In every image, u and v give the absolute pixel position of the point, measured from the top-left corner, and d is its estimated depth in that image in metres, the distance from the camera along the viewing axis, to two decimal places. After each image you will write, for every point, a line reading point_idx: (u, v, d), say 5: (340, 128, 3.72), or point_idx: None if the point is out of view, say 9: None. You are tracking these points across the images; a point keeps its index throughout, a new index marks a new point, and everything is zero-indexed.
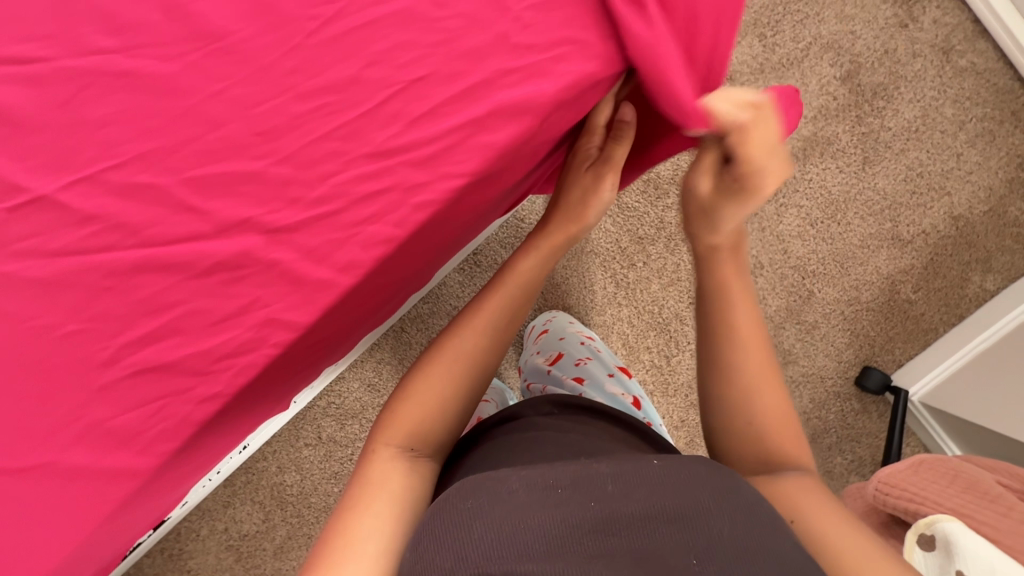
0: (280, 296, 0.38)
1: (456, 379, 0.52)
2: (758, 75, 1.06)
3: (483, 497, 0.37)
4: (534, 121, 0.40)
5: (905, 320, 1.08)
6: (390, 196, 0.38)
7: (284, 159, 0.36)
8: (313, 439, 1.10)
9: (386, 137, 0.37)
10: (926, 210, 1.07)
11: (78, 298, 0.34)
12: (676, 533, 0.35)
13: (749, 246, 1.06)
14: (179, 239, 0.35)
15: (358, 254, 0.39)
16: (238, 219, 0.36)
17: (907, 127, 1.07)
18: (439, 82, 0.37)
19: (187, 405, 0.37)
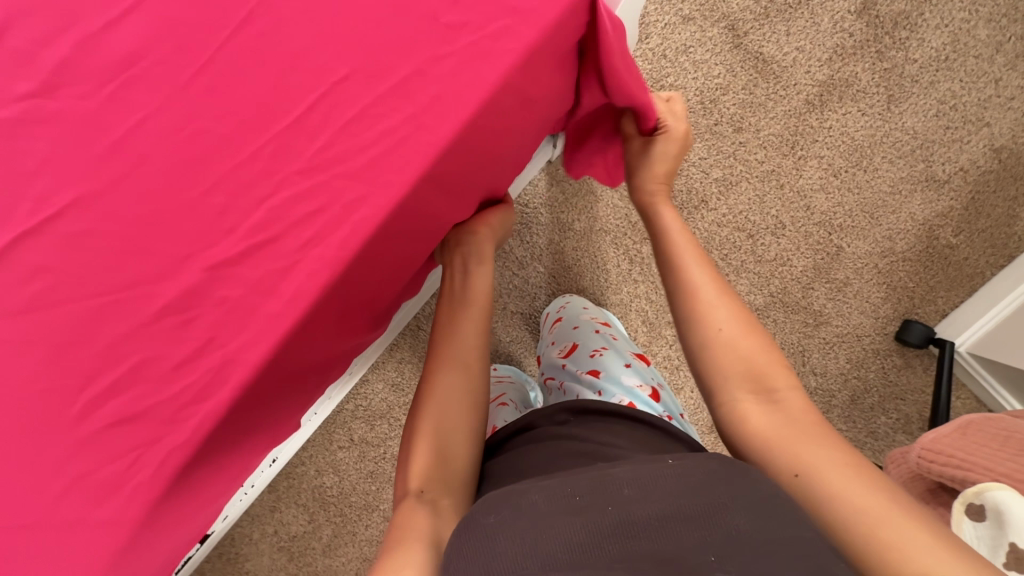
0: (245, 330, 0.37)
1: (451, 412, 0.54)
2: (763, 21, 0.98)
3: (506, 511, 0.37)
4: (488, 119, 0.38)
5: (947, 267, 1.00)
6: (346, 215, 0.37)
7: (234, 192, 0.36)
8: (346, 442, 1.13)
9: (334, 158, 0.37)
10: (965, 144, 0.98)
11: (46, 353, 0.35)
12: (693, 531, 0.33)
13: (768, 206, 1.01)
14: (136, 283, 0.35)
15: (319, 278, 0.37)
16: (194, 257, 0.36)
17: (934, 57, 0.97)
18: (376, 94, 0.37)
19: (159, 459, 0.36)
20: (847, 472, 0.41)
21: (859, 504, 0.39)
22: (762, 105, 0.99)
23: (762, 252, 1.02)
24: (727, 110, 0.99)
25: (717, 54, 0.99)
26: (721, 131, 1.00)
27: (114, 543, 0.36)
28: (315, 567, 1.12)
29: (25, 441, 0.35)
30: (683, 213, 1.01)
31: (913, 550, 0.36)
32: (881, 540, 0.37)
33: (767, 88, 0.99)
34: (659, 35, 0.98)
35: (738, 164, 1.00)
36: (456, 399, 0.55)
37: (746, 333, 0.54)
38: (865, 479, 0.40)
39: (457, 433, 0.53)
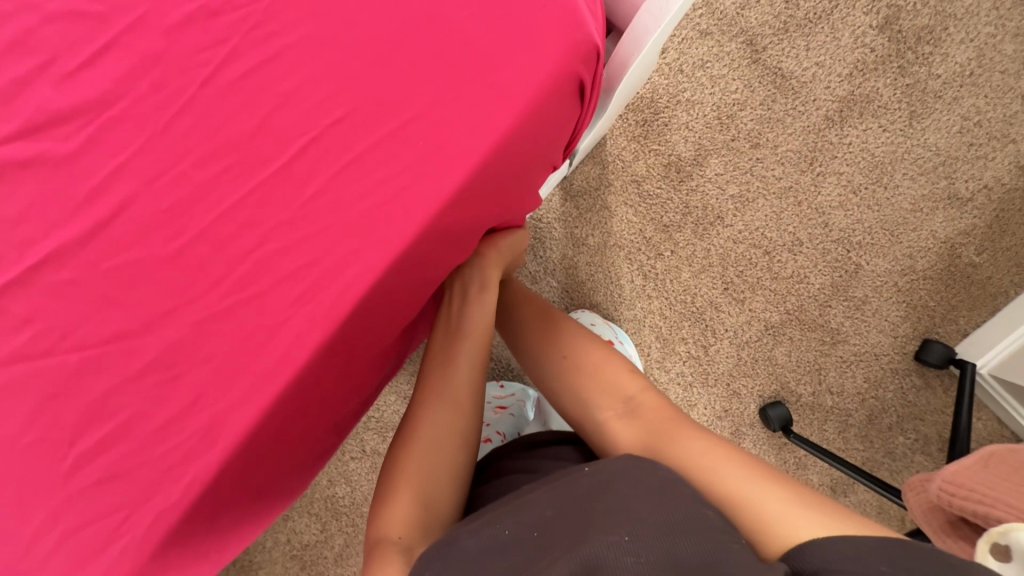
0: (273, 357, 0.39)
1: (434, 448, 0.52)
2: (782, 36, 0.97)
3: (436, 564, 0.40)
4: (490, 157, 0.42)
5: (969, 286, 0.98)
6: (367, 253, 0.40)
7: (273, 242, 0.40)
8: (359, 452, 1.17)
9: (354, 196, 0.40)
10: (989, 162, 0.96)
11: (81, 377, 0.38)
12: (606, 521, 0.37)
13: (785, 223, 1.00)
14: (170, 313, 0.39)
15: (341, 310, 0.40)
16: (224, 288, 0.39)
17: (959, 72, 0.95)
18: (399, 138, 0.41)
19: (189, 476, 0.39)
20: (710, 451, 0.45)
21: (723, 476, 0.42)
22: (780, 121, 0.98)
23: (778, 269, 1.01)
24: (744, 125, 0.98)
25: (734, 69, 0.98)
26: (738, 147, 0.99)
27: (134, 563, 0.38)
28: None
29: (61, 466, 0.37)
30: (697, 229, 1.01)
31: (783, 521, 0.38)
32: (751, 514, 0.39)
33: (786, 104, 0.98)
34: (677, 49, 0.98)
35: (754, 180, 1.00)
36: (445, 438, 0.53)
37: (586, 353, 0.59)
38: (726, 454, 0.44)
39: (438, 472, 0.51)
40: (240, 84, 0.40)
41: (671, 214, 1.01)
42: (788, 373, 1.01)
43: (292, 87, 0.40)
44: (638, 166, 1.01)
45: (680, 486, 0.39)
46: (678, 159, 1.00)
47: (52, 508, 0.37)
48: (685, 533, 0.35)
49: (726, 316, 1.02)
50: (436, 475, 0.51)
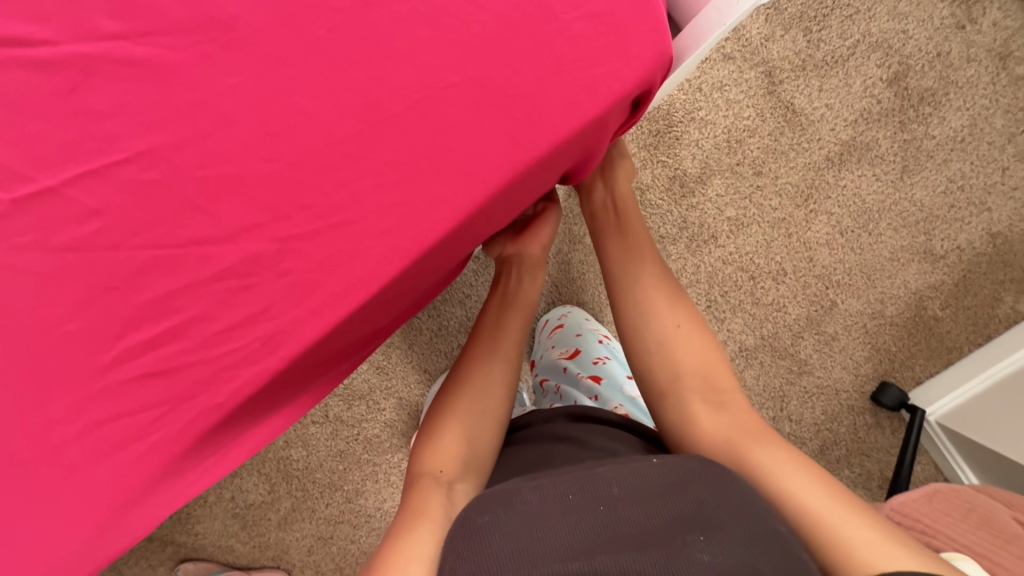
0: (289, 308, 0.36)
1: (477, 399, 0.64)
2: (799, 73, 1.00)
3: (499, 512, 0.46)
4: (563, 133, 0.37)
5: (929, 337, 1.04)
6: (406, 210, 0.36)
7: (289, 192, 0.36)
8: (321, 418, 1.15)
9: (403, 148, 0.36)
10: (965, 226, 1.02)
11: (83, 296, 0.35)
12: (678, 521, 0.44)
13: (773, 252, 1.04)
14: (185, 241, 0.36)
15: (372, 270, 0.36)
16: (246, 225, 0.36)
17: (952, 136, 1.01)
18: (466, 90, 0.36)
19: (184, 418, 0.37)
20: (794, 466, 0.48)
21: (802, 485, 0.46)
22: (784, 153, 1.02)
23: (760, 295, 1.05)
24: (750, 152, 1.02)
25: (751, 97, 1.01)
26: (742, 172, 1.02)
27: (117, 496, 0.37)
28: (267, 537, 1.19)
29: (52, 383, 0.35)
30: (691, 244, 1.04)
31: (874, 551, 0.41)
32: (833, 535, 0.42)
33: (792, 138, 1.01)
34: (699, 68, 1.00)
35: (751, 207, 1.03)
36: (489, 389, 0.66)
37: (691, 334, 0.63)
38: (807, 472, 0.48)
39: (481, 421, 0.63)
40: (279, 8, 0.35)
41: (669, 226, 1.04)
42: (754, 396, 1.05)
43: (353, 12, 0.36)
44: (645, 174, 1.03)
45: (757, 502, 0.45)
46: (683, 173, 1.03)
47: (31, 427, 0.35)
48: (761, 545, 0.41)
49: None
50: (477, 422, 0.63)
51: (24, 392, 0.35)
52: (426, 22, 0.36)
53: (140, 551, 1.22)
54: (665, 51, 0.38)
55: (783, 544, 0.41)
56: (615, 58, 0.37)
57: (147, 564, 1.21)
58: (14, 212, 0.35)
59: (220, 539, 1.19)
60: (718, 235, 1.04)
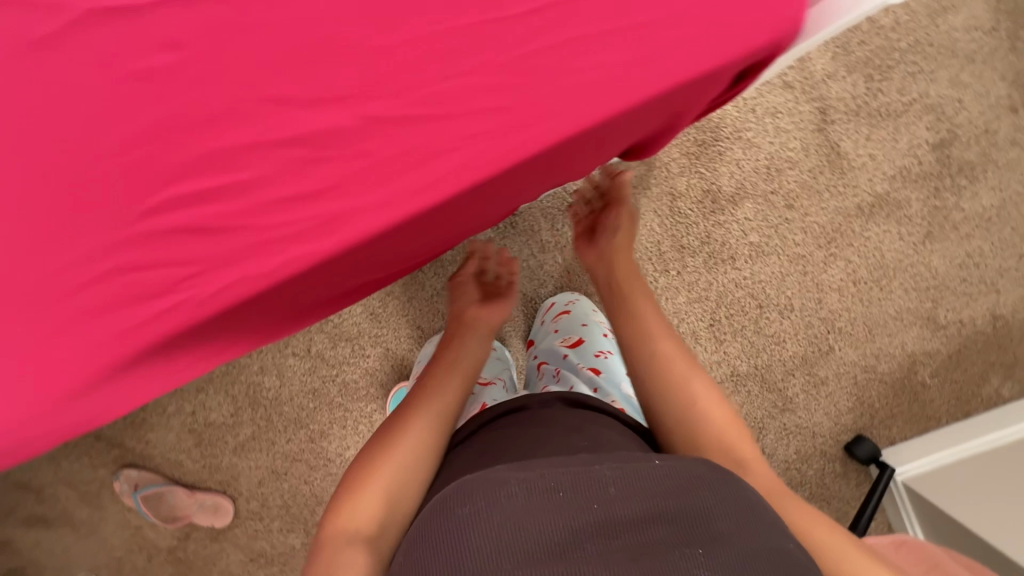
0: (374, 185, 0.40)
1: (411, 449, 0.60)
2: (851, 117, 1.00)
3: (479, 504, 0.46)
4: (649, 90, 0.41)
5: (912, 401, 1.06)
6: (500, 123, 0.40)
7: (400, 81, 0.40)
8: (302, 350, 1.13)
9: (509, 68, 0.40)
10: (971, 303, 1.04)
11: (198, 122, 0.39)
12: (674, 530, 0.44)
13: (785, 286, 1.05)
14: (299, 100, 0.40)
15: (455, 169, 0.40)
16: (357, 102, 0.40)
17: (980, 214, 1.02)
18: (574, 32, 0.41)
19: (251, 260, 0.40)
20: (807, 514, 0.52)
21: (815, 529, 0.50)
22: (819, 193, 1.02)
23: (763, 325, 1.06)
24: (787, 184, 1.02)
25: (800, 129, 1.01)
26: (774, 201, 1.03)
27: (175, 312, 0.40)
28: (219, 459, 1.17)
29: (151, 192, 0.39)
30: (709, 261, 1.05)
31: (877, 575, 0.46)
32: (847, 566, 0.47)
33: (830, 179, 1.02)
34: (758, 89, 1.01)
35: (775, 237, 1.04)
36: (422, 436, 0.62)
37: (701, 379, 0.64)
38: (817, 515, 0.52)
39: (412, 470, 0.59)
40: None
41: (692, 238, 1.04)
42: None
43: None
44: (679, 181, 1.03)
45: (765, 516, 0.46)
46: (717, 190, 1.03)
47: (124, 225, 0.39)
48: (767, 561, 0.41)
49: (701, 350, 1.06)
50: (408, 471, 0.58)
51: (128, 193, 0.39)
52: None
53: (84, 448, 1.18)
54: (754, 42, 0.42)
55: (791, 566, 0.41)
56: (706, 40, 0.41)
57: (88, 462, 1.18)
58: (159, 33, 0.39)
59: (171, 451, 1.16)
60: (739, 258, 1.04)
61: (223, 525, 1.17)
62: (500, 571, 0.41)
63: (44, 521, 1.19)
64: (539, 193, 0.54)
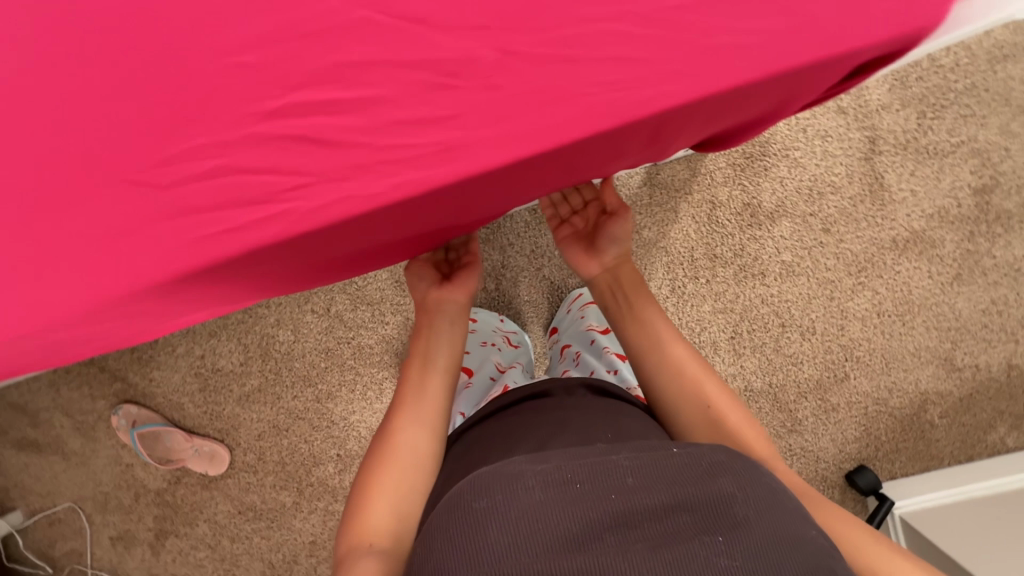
0: (476, 121, 0.43)
1: (408, 464, 0.65)
2: (898, 151, 1.02)
3: (496, 498, 0.48)
4: (749, 71, 0.42)
5: (918, 438, 1.07)
6: (600, 84, 0.42)
7: (513, 33, 0.43)
8: (321, 309, 1.12)
9: (616, 34, 0.42)
10: (988, 349, 1.05)
11: (329, 44, 0.43)
12: (693, 517, 0.46)
13: (810, 309, 1.06)
14: (419, 37, 0.43)
15: (552, 119, 0.43)
16: (471, 44, 0.43)
17: (1011, 263, 1.03)
18: (683, 8, 0.42)
19: (356, 172, 0.44)
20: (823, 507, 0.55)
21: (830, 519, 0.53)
22: (857, 221, 1.03)
23: (783, 345, 1.06)
24: (827, 208, 1.03)
25: (846, 156, 1.02)
26: (812, 223, 1.04)
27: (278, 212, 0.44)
28: (221, 407, 1.15)
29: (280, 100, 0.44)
30: (740, 275, 1.05)
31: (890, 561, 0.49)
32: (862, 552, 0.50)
33: (869, 209, 1.03)
34: (812, 111, 1.02)
35: (808, 259, 1.04)
36: (416, 449, 0.67)
37: (713, 385, 0.67)
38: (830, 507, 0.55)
39: (411, 481, 0.64)
40: None
41: (726, 249, 1.05)
42: None
43: None
44: (721, 192, 1.04)
45: (787, 503, 0.48)
46: (758, 205, 1.04)
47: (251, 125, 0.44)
48: (787, 548, 0.43)
49: (719, 360, 1.06)
50: (408, 482, 0.63)
51: (259, 99, 0.44)
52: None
53: (84, 377, 1.17)
54: (870, 32, 0.42)
55: (813, 551, 0.43)
56: (822, 24, 0.42)
57: (89, 392, 1.16)
58: None
59: (174, 392, 1.15)
60: (770, 276, 1.05)
61: (216, 473, 1.16)
62: (519, 565, 0.43)
63: (39, 443, 1.19)
64: (612, 167, 0.55)
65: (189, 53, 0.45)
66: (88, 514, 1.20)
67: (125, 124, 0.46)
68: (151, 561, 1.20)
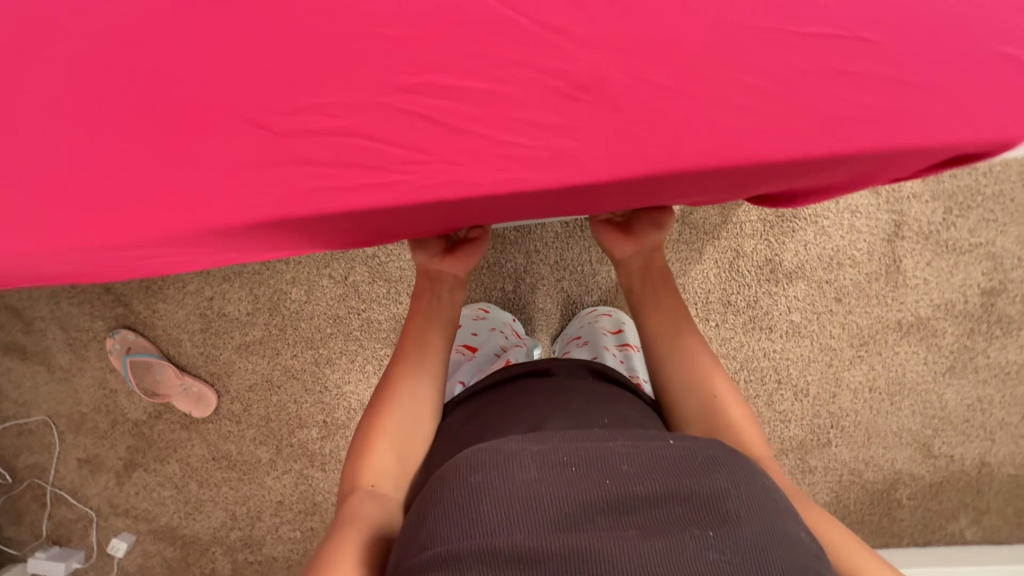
0: (568, 139, 0.47)
1: (410, 414, 0.67)
2: (920, 240, 1.06)
3: (491, 475, 0.50)
4: (828, 146, 0.45)
5: (883, 515, 1.11)
6: (689, 130, 0.46)
7: (620, 68, 0.47)
8: (339, 276, 1.13)
9: (713, 88, 0.46)
10: (966, 443, 1.09)
11: (451, 43, 0.48)
12: (685, 508, 0.47)
13: (807, 372, 1.09)
14: (534, 54, 0.47)
15: (638, 153, 0.46)
16: (580, 71, 0.47)
17: (1002, 366, 1.08)
18: (778, 77, 0.46)
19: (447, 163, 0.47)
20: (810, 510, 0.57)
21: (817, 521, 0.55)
22: (869, 298, 1.07)
23: (776, 401, 1.10)
24: (843, 280, 1.07)
25: (871, 234, 1.06)
26: (826, 291, 1.07)
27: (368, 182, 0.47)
28: (219, 352, 1.15)
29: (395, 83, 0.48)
30: (748, 326, 1.09)
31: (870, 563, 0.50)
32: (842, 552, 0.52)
33: (882, 288, 1.07)
34: None
35: (815, 323, 1.08)
36: (418, 400, 0.69)
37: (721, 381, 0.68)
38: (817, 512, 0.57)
39: (412, 431, 0.67)
40: None
41: (740, 298, 1.08)
42: None
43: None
44: (747, 243, 1.08)
45: (778, 501, 0.49)
46: (779, 262, 1.07)
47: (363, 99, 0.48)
48: (774, 546, 0.44)
49: None
50: (410, 431, 0.66)
51: (376, 77, 0.48)
52: (788, 21, 0.47)
53: (88, 294, 1.16)
54: (947, 133, 0.46)
55: (800, 553, 0.44)
56: (903, 118, 0.46)
57: (89, 310, 1.16)
58: None
59: (177, 328, 1.15)
60: (778, 334, 1.08)
61: (199, 416, 1.16)
62: (512, 542, 0.45)
63: (26, 351, 1.17)
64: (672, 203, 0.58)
65: (321, 22, 0.49)
66: (60, 431, 1.19)
67: (246, 73, 0.49)
68: (113, 491, 1.19)
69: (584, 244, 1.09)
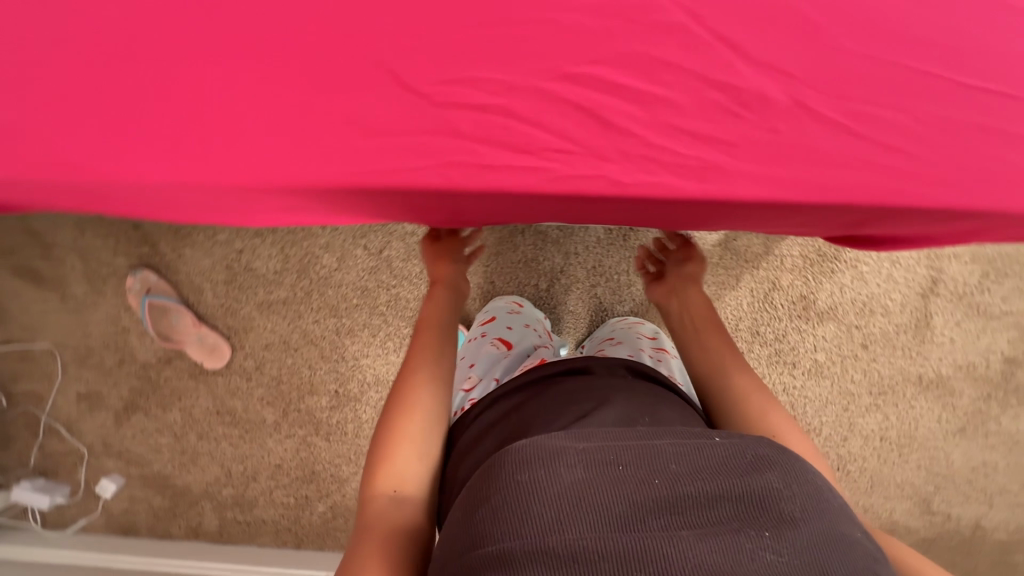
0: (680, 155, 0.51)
1: (426, 415, 0.64)
2: (953, 300, 1.07)
3: (537, 472, 0.48)
4: (907, 197, 0.51)
5: None
6: (788, 165, 0.51)
7: (735, 101, 0.52)
8: (373, 249, 1.11)
9: (814, 132, 0.52)
10: (964, 503, 1.11)
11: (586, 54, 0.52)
12: (738, 508, 0.46)
13: (822, 412, 1.10)
14: (660, 76, 0.52)
15: (741, 177, 0.51)
16: (699, 98, 0.52)
17: (1012, 435, 1.09)
18: (873, 132, 0.52)
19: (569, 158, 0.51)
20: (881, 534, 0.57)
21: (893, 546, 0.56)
22: (894, 348, 1.08)
23: None
24: (872, 328, 1.08)
25: (906, 286, 1.07)
26: (854, 335, 1.08)
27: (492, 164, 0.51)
28: (240, 306, 1.14)
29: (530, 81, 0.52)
30: (772, 359, 1.09)
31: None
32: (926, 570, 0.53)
33: (908, 341, 1.08)
34: None
35: (838, 365, 1.09)
36: (435, 399, 0.66)
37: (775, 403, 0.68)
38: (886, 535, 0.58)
39: (433, 430, 0.64)
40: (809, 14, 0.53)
41: (769, 330, 1.09)
42: None
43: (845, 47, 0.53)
44: (784, 276, 1.08)
45: (832, 500, 0.48)
46: (812, 300, 1.08)
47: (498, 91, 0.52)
48: (831, 549, 0.43)
49: None
50: (431, 430, 0.64)
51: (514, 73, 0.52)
52: (889, 86, 0.52)
53: (110, 227, 1.13)
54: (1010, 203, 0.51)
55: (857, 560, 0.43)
56: (976, 185, 0.51)
57: (112, 245, 1.13)
58: None
59: (201, 275, 1.13)
60: (801, 370, 1.09)
61: (210, 367, 1.13)
62: (563, 542, 0.43)
63: (41, 275, 1.14)
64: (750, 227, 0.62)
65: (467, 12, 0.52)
66: (64, 361, 1.16)
67: (389, 46, 0.52)
68: (108, 430, 1.17)
69: (625, 253, 1.09)
